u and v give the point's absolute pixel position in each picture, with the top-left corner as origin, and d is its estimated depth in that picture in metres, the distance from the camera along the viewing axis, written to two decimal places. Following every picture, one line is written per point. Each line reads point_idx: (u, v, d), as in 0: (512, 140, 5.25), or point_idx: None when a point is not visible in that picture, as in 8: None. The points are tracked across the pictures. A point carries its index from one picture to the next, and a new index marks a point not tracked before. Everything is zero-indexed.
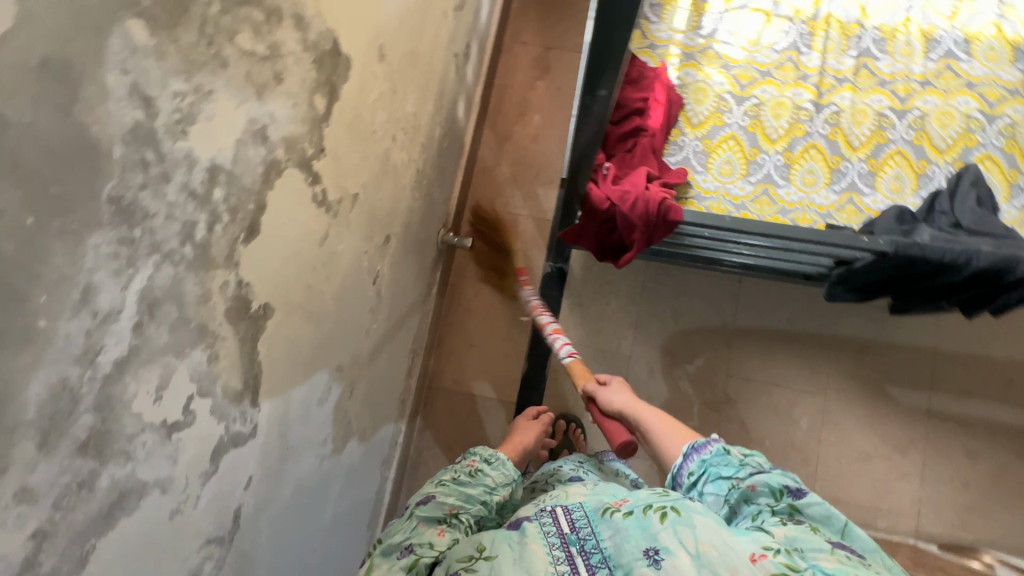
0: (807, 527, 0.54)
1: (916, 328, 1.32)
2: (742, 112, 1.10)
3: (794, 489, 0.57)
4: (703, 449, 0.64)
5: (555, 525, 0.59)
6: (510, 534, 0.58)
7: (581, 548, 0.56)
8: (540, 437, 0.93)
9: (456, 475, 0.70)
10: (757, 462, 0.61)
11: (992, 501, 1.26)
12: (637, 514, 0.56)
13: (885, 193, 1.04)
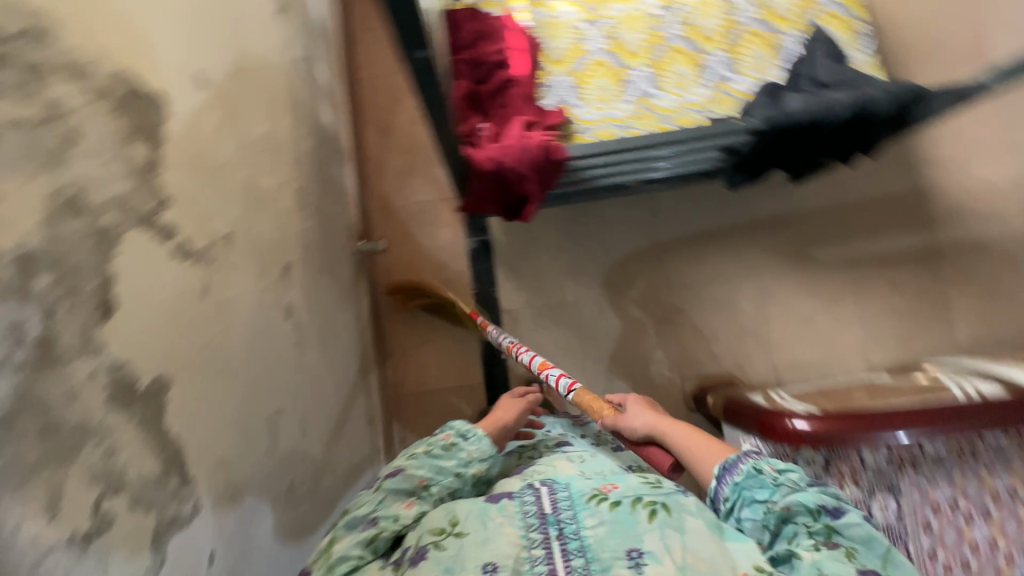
0: (840, 552, 0.56)
1: (819, 188, 1.41)
2: (600, 35, 1.10)
3: (831, 509, 0.59)
4: (735, 466, 0.64)
5: (536, 505, 0.63)
6: (486, 507, 0.63)
7: (558, 529, 0.60)
8: (523, 416, 0.87)
9: (432, 449, 0.72)
10: (794, 479, 0.62)
11: (921, 319, 1.39)
12: (625, 507, 0.61)
13: (750, 74, 1.08)
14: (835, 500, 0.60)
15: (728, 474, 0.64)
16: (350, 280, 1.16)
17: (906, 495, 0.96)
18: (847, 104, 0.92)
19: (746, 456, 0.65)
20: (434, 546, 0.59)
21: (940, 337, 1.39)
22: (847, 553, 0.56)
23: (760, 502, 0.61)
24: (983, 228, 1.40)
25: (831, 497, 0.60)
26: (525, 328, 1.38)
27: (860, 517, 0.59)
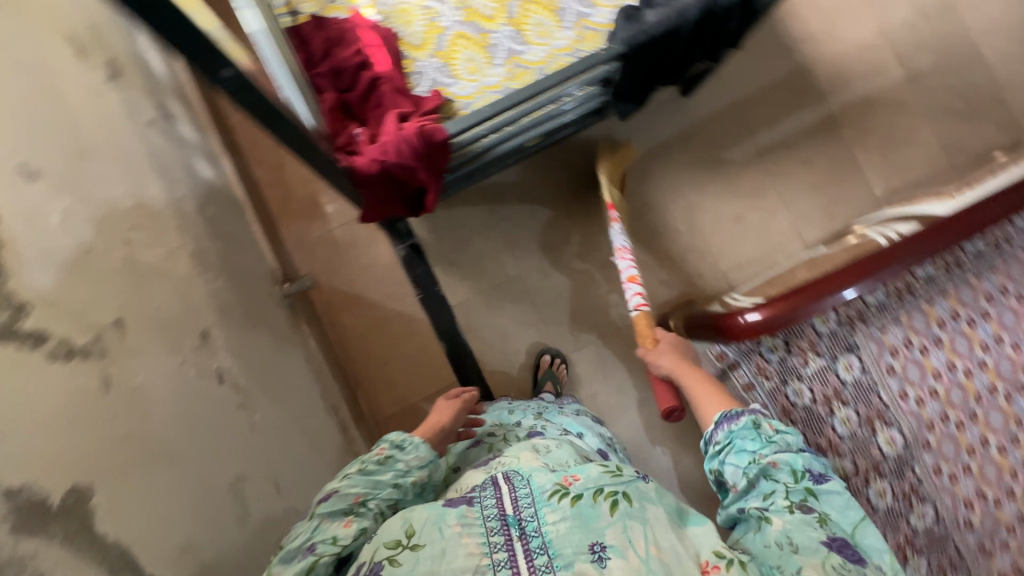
0: (813, 519, 0.66)
1: (711, 94, 1.44)
2: (452, 9, 1.08)
3: (816, 476, 0.70)
4: (738, 416, 0.76)
5: (496, 506, 0.66)
6: (443, 514, 0.64)
7: (519, 528, 0.63)
8: (459, 416, 0.91)
9: (365, 466, 0.73)
10: (788, 442, 0.73)
11: (837, 186, 1.46)
12: (585, 501, 0.65)
13: (605, 3, 1.09)
14: (822, 469, 0.71)
15: (728, 422, 0.77)
16: (288, 326, 1.13)
17: (864, 348, 1.01)
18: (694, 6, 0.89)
19: (749, 412, 0.76)
20: (390, 562, 0.60)
21: (859, 196, 1.46)
22: (821, 521, 0.66)
23: (750, 454, 0.73)
24: (863, 87, 1.48)
25: (819, 468, 0.71)
26: (480, 316, 1.37)
27: (843, 492, 0.69)
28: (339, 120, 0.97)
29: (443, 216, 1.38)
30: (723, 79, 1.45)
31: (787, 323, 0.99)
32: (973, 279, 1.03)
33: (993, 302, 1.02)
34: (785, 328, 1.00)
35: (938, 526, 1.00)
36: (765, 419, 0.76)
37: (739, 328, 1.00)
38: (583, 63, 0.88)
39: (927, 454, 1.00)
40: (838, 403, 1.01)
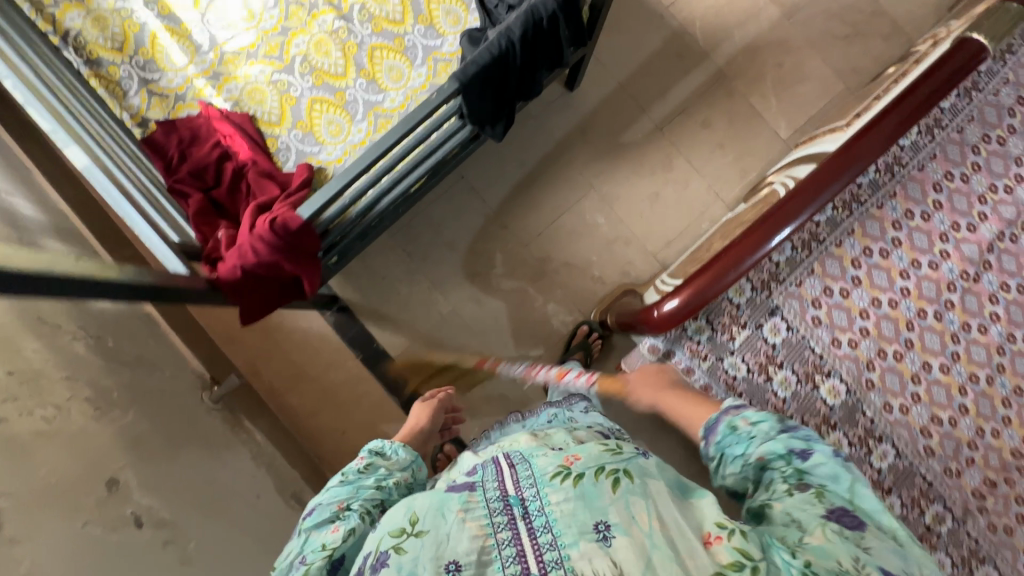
0: (811, 495, 0.53)
1: (596, 81, 1.44)
2: (300, 76, 1.06)
3: (800, 451, 0.57)
4: (714, 423, 0.64)
5: (497, 486, 0.53)
6: (446, 499, 0.51)
7: (522, 509, 0.50)
8: (436, 416, 0.94)
9: (345, 476, 0.64)
10: (767, 427, 0.60)
11: (743, 139, 1.45)
12: (589, 477, 0.51)
13: (450, 31, 1.07)
14: (807, 443, 0.58)
15: (711, 433, 0.64)
16: (227, 430, 1.11)
17: (786, 307, 1.00)
18: (519, 19, 0.83)
19: (725, 412, 0.64)
20: (394, 552, 0.48)
21: (767, 143, 1.45)
22: (818, 494, 0.53)
23: (738, 455, 0.61)
24: (743, 35, 1.47)
25: (802, 440, 0.58)
26: (424, 360, 1.37)
27: (833, 457, 0.56)
28: (209, 221, 0.95)
29: (364, 272, 1.36)
30: (605, 64, 1.44)
31: (704, 302, 0.98)
32: (875, 210, 1.01)
33: (900, 229, 1.01)
34: (706, 305, 0.98)
35: (903, 463, 1.00)
36: (738, 412, 0.64)
37: (661, 317, 0.99)
38: (422, 109, 0.83)
39: (873, 393, 1.00)
40: (774, 367, 0.99)
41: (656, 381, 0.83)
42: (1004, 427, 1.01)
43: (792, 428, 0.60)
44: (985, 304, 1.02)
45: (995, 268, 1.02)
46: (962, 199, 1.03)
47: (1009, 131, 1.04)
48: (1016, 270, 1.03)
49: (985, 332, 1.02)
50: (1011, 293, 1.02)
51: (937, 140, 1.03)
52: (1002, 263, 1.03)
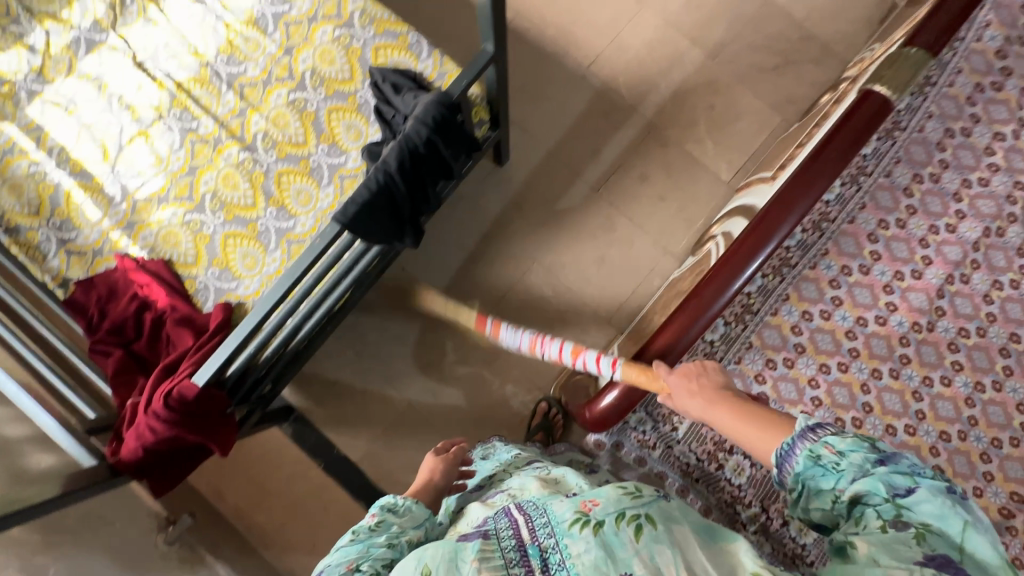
0: (910, 537, 0.47)
1: (525, 152, 1.42)
2: (212, 213, 1.06)
3: (903, 490, 0.49)
4: (790, 450, 0.55)
5: (514, 536, 0.57)
6: (459, 551, 0.55)
7: (541, 560, 0.54)
8: (452, 470, 0.82)
9: (355, 534, 0.63)
10: (860, 459, 0.51)
11: (684, 188, 1.41)
12: (610, 525, 0.54)
13: (352, 146, 1.07)
14: (911, 480, 0.50)
15: (786, 463, 0.55)
16: (184, 573, 1.09)
17: None
18: (395, 149, 0.84)
19: (803, 436, 0.55)
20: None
21: (709, 188, 1.41)
22: (919, 538, 0.47)
23: (825, 490, 0.53)
24: (669, 82, 1.45)
25: (907, 475, 0.50)
26: (387, 460, 1.34)
27: (940, 495, 0.48)
28: (130, 379, 0.99)
29: (317, 378, 1.35)
30: (532, 133, 1.42)
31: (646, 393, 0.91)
32: (809, 271, 0.97)
33: (838, 287, 0.96)
34: (643, 399, 0.93)
35: None
36: (819, 437, 0.54)
37: (596, 411, 0.94)
38: (308, 255, 0.83)
39: None
40: (724, 453, 0.95)
41: (699, 389, 0.71)
42: (987, 485, 0.94)
43: (889, 457, 0.51)
44: (944, 354, 0.96)
45: (949, 313, 0.96)
46: (901, 245, 0.97)
47: (941, 166, 0.99)
48: (972, 312, 0.96)
49: (950, 384, 0.95)
50: (971, 338, 0.96)
51: (864, 188, 0.98)
52: (957, 307, 0.96)
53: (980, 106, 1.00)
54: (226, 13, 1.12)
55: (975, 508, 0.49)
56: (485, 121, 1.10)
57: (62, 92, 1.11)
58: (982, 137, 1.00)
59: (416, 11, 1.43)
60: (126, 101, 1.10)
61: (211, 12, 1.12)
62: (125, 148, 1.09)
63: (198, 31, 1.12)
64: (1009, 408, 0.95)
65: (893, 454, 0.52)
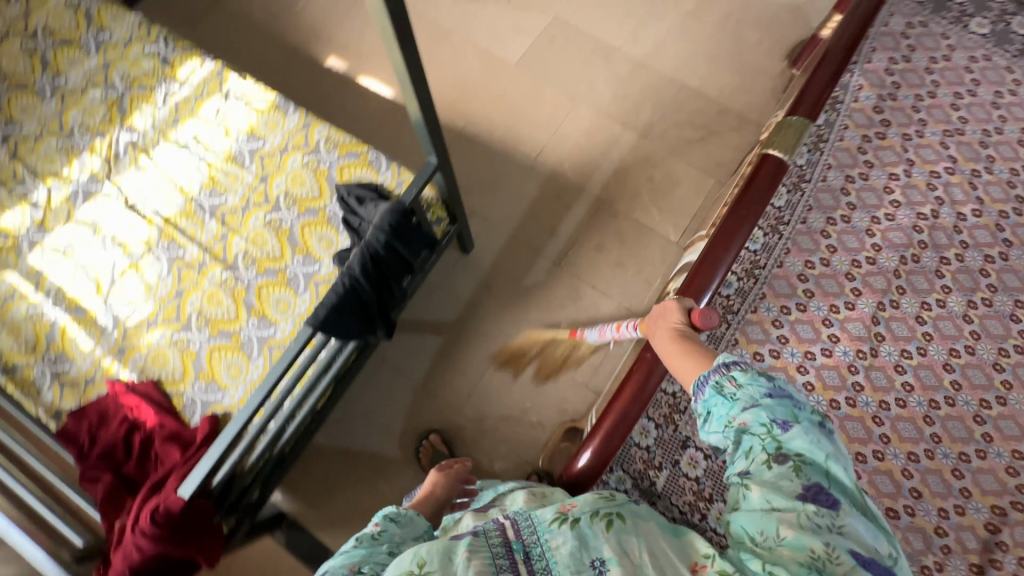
0: (789, 470, 0.61)
1: (488, 238, 1.55)
2: (197, 329, 1.14)
3: (781, 423, 0.63)
4: (703, 385, 0.70)
5: (501, 535, 0.73)
6: (451, 545, 0.68)
7: (524, 552, 0.71)
8: (453, 486, 0.97)
9: (360, 540, 0.72)
10: (753, 392, 0.66)
11: (638, 252, 1.52)
12: (585, 521, 0.73)
13: (325, 254, 1.18)
14: (790, 413, 0.63)
15: (700, 394, 0.71)
16: None
17: (697, 435, 0.98)
18: (357, 256, 0.94)
19: (712, 378, 0.70)
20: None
21: (661, 248, 1.52)
22: (795, 469, 0.61)
23: (722, 419, 0.67)
24: (610, 161, 1.61)
25: (786, 411, 0.64)
26: None
27: (810, 431, 0.62)
28: (120, 501, 1.03)
29: (308, 478, 1.36)
30: (492, 220, 1.56)
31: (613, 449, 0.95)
32: (751, 315, 1.04)
33: (781, 326, 1.04)
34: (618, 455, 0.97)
35: None
36: (728, 375, 0.68)
37: (572, 472, 0.96)
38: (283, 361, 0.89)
39: None
40: (705, 502, 0.95)
41: (664, 325, 0.85)
42: (966, 501, 0.95)
43: (775, 394, 0.65)
44: (893, 377, 1.01)
45: (889, 337, 1.03)
46: (830, 281, 1.06)
47: (850, 208, 1.11)
48: (910, 334, 1.03)
49: (905, 405, 1.00)
50: (915, 358, 1.02)
51: (786, 235, 1.08)
52: (894, 331, 1.04)
53: (871, 153, 1.14)
54: (208, 154, 1.28)
55: (837, 440, 0.63)
56: (444, 218, 1.23)
57: (61, 238, 1.23)
58: (879, 178, 1.13)
59: (377, 130, 1.64)
60: (119, 239, 1.22)
61: (194, 154, 1.28)
62: (117, 280, 1.19)
63: (182, 171, 1.27)
64: (968, 421, 0.99)
65: (779, 390, 0.65)
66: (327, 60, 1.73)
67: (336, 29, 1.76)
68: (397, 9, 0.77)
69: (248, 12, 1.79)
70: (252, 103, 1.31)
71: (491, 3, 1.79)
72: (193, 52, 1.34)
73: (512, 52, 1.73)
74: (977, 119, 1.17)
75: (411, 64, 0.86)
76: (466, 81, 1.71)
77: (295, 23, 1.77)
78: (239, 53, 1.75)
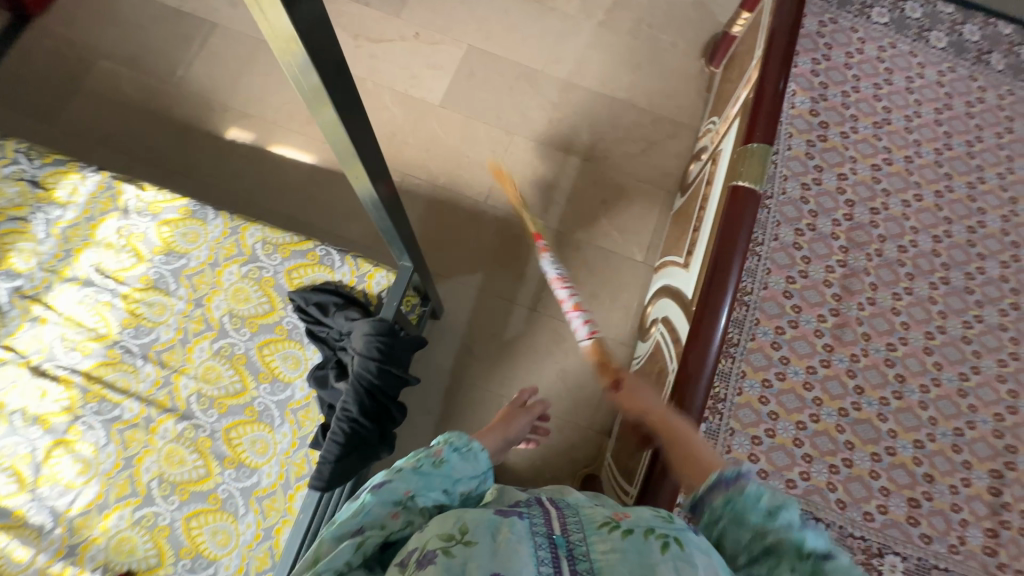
0: None
1: (457, 298, 1.47)
2: (163, 498, 0.97)
3: (820, 552, 0.55)
4: (730, 484, 0.61)
5: (545, 522, 0.56)
6: (495, 519, 0.55)
7: (568, 549, 0.53)
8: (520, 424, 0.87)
9: (419, 464, 0.66)
10: (789, 517, 0.57)
11: (608, 278, 1.50)
12: (637, 534, 0.54)
13: (295, 375, 1.04)
14: (826, 546, 0.56)
15: (723, 493, 0.60)
16: None
17: None
18: (351, 393, 0.83)
19: (745, 477, 0.60)
20: (442, 553, 0.52)
21: (629, 270, 1.51)
22: None
23: (752, 528, 0.58)
24: (560, 191, 1.57)
25: (820, 540, 0.56)
26: None
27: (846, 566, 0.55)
28: None
29: None
30: (457, 278, 1.48)
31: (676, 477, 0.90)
32: (751, 342, 1.05)
33: (780, 347, 1.06)
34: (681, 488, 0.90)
35: (916, 563, 0.97)
36: (759, 487, 0.59)
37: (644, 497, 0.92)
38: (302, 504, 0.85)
39: (850, 512, 0.99)
40: None
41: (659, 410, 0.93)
42: (970, 472, 1.03)
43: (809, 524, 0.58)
44: (886, 372, 1.07)
45: (874, 335, 1.08)
46: (813, 291, 1.09)
47: (813, 216, 1.14)
48: (890, 327, 1.09)
49: (901, 396, 1.06)
50: (900, 349, 1.08)
51: (764, 256, 1.10)
52: (877, 326, 1.09)
53: (818, 157, 1.18)
54: (120, 286, 1.08)
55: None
56: (417, 302, 1.14)
57: None
58: (831, 180, 1.17)
59: (307, 204, 1.49)
60: (32, 415, 1.01)
61: (104, 289, 1.08)
62: (41, 463, 0.98)
63: (93, 313, 1.07)
64: (954, 398, 1.07)
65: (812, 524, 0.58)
66: (228, 132, 1.53)
67: (230, 95, 1.56)
68: (324, 60, 0.57)
69: (117, 91, 1.54)
70: (160, 215, 1.12)
71: (398, 40, 1.66)
72: (68, 167, 1.12)
73: (433, 91, 1.62)
74: (897, 107, 1.25)
75: (352, 126, 0.67)
76: (392, 131, 1.58)
77: (179, 95, 1.55)
78: (116, 144, 1.50)
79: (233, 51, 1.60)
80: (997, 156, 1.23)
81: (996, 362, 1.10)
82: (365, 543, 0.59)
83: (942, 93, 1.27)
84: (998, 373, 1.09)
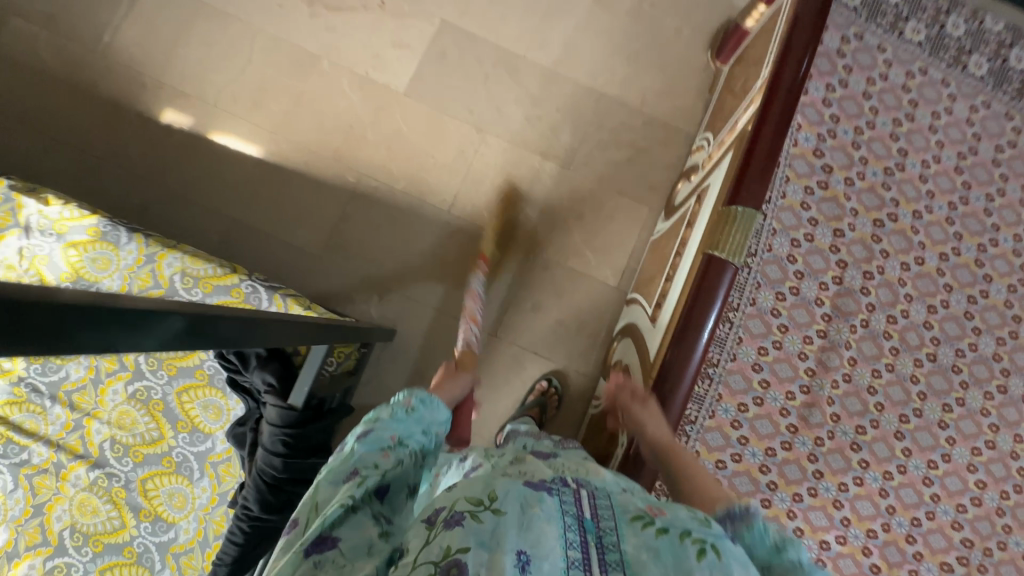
0: None
1: (413, 318, 1.37)
2: (75, 550, 0.93)
3: None
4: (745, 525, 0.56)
5: (574, 503, 0.48)
6: (525, 491, 0.48)
7: (599, 538, 0.46)
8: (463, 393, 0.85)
9: (395, 413, 0.64)
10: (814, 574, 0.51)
11: (576, 305, 1.39)
12: (674, 535, 0.47)
13: (216, 426, 0.97)
14: None
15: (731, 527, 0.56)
16: None
17: None
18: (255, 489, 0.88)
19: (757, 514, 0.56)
20: (469, 516, 0.45)
21: (601, 296, 1.40)
22: None
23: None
24: (534, 202, 1.42)
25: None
26: None
27: None
28: None
29: None
30: (414, 295, 1.37)
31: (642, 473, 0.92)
32: (710, 420, 0.97)
33: (740, 426, 0.98)
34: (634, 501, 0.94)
35: None
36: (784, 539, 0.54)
37: None
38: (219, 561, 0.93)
39: None
40: None
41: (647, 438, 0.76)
42: (919, 564, 0.98)
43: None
44: (850, 457, 1.00)
45: (844, 416, 1.00)
46: (784, 365, 1.00)
47: (798, 277, 1.02)
48: (863, 408, 1.01)
49: (862, 482, 0.99)
50: (869, 433, 1.00)
51: (736, 322, 1.00)
52: (848, 407, 1.00)
53: (815, 208, 1.04)
54: None
55: None
56: (353, 349, 0.99)
57: None
58: (825, 237, 1.04)
59: (250, 204, 1.36)
60: None
61: None
62: None
63: None
64: (918, 486, 1.00)
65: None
66: (163, 115, 1.37)
67: (166, 71, 1.38)
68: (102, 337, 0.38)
69: (34, 58, 1.36)
70: (67, 237, 1.00)
71: (360, 11, 1.44)
72: None
73: (397, 75, 1.43)
74: (915, 149, 1.08)
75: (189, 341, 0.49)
76: (349, 122, 1.40)
77: (106, 67, 1.37)
78: (37, 123, 1.34)
79: (169, 17, 1.39)
80: (1016, 215, 1.09)
81: (970, 449, 1.02)
82: (365, 481, 0.54)
83: (970, 133, 1.10)
84: (970, 462, 1.02)
